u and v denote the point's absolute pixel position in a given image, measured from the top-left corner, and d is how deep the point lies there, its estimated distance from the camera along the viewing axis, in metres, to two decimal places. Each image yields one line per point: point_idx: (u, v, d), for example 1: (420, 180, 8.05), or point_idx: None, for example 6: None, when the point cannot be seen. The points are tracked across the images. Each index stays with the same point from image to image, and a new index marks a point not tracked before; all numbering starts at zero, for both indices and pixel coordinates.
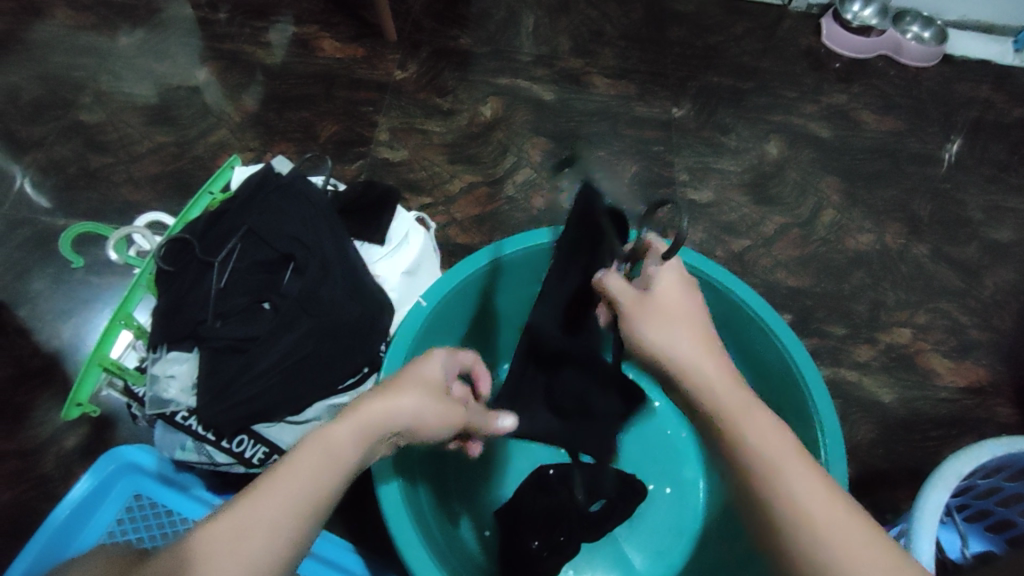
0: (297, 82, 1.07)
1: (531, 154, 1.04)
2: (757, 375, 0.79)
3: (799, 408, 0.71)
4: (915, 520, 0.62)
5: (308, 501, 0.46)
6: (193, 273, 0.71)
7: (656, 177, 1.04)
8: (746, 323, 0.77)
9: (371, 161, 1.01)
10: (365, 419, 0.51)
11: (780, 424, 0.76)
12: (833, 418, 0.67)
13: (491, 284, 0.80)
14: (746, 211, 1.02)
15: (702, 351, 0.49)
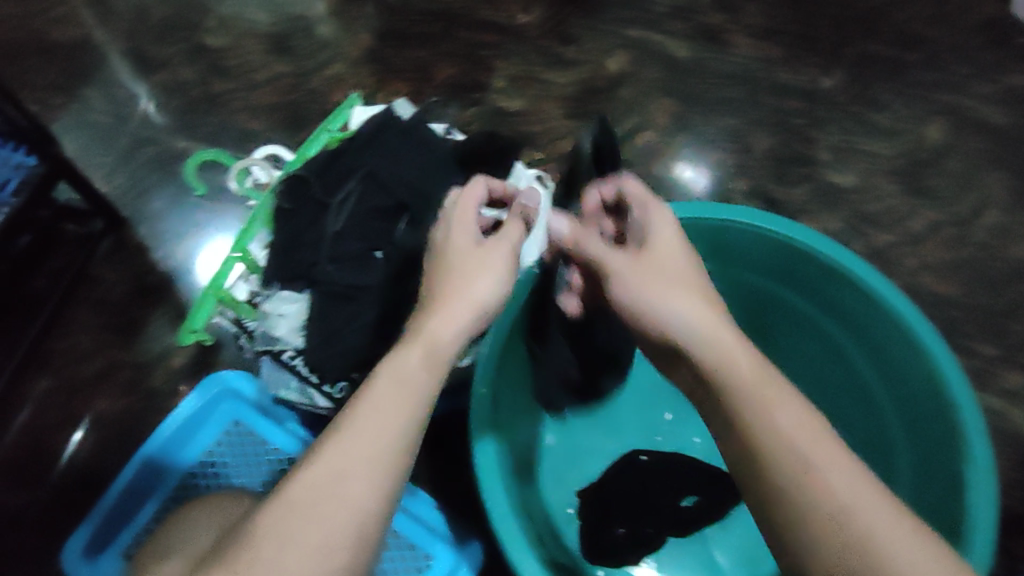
0: (416, 19, 1.03)
1: (657, 116, 0.97)
2: (891, 389, 0.68)
3: (940, 435, 0.61)
4: None
5: (391, 428, 0.45)
6: (309, 212, 0.68)
7: (792, 154, 0.94)
8: (888, 330, 0.66)
9: (488, 109, 0.96)
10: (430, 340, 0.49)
11: (915, 445, 0.65)
12: (987, 454, 0.57)
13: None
14: (892, 202, 0.91)
15: (777, 394, 0.46)
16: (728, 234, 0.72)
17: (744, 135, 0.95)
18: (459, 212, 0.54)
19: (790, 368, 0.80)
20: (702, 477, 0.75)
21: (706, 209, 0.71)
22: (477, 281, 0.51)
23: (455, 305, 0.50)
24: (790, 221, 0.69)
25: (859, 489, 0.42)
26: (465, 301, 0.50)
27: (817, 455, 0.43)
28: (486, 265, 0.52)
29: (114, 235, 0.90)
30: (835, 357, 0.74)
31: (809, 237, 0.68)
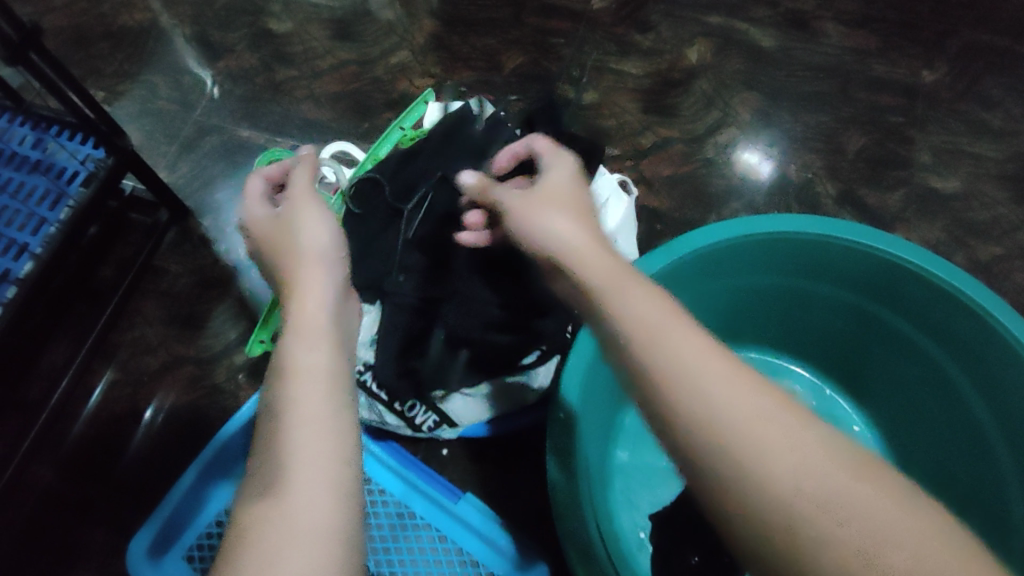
0: (484, 4, 0.98)
1: (739, 111, 0.90)
2: (1008, 426, 0.62)
3: None
4: None
5: (312, 411, 0.41)
6: (380, 218, 0.67)
7: (888, 155, 0.87)
8: (1006, 360, 0.60)
9: (558, 102, 0.92)
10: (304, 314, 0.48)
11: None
12: None
13: (686, 272, 0.68)
14: (1001, 211, 0.83)
15: (679, 340, 0.41)
16: (829, 251, 0.67)
17: (834, 134, 0.88)
18: (251, 214, 0.57)
19: (885, 393, 0.75)
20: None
21: (805, 223, 0.66)
22: (324, 251, 0.53)
23: (309, 276, 0.51)
24: (903, 240, 0.64)
25: (804, 465, 0.36)
26: (318, 271, 0.51)
27: (740, 415, 0.37)
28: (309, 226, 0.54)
29: (178, 226, 0.90)
30: (939, 387, 0.69)
31: (923, 258, 0.63)
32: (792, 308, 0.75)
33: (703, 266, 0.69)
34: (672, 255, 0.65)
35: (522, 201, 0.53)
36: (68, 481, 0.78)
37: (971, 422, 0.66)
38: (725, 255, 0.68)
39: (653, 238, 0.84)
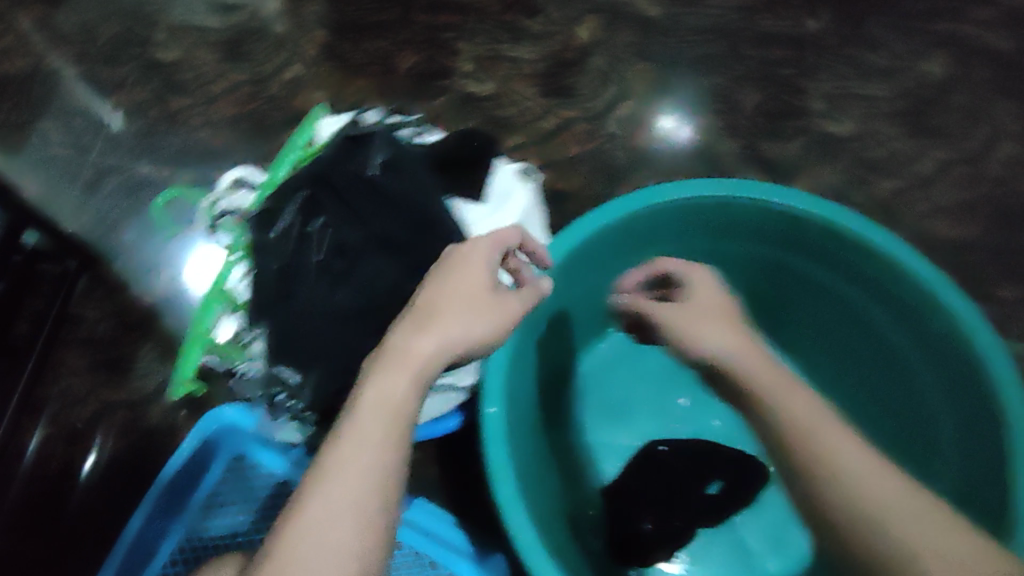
0: (372, 7, 0.97)
1: (635, 83, 0.91)
2: (925, 356, 0.64)
3: (976, 399, 0.59)
4: None
5: (351, 527, 0.47)
6: (292, 243, 0.65)
7: (783, 107, 0.89)
8: (910, 295, 0.63)
9: (456, 96, 0.92)
10: (381, 404, 0.51)
11: (956, 417, 0.61)
12: None
13: (596, 248, 0.67)
14: (896, 146, 0.86)
15: (821, 429, 0.54)
16: (733, 210, 0.67)
17: (730, 93, 0.90)
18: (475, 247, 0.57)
19: (813, 336, 0.77)
20: (726, 463, 0.73)
21: (705, 185, 0.66)
22: (451, 326, 0.54)
23: (423, 342, 0.54)
24: (808, 194, 0.65)
25: (883, 490, 0.50)
26: (435, 337, 0.54)
27: (856, 462, 0.51)
28: (476, 297, 0.56)
29: (90, 272, 0.88)
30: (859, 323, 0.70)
31: (823, 206, 0.64)
32: (711, 267, 0.76)
33: (616, 239, 0.68)
34: (589, 230, 0.65)
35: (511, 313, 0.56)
36: (12, 544, 0.77)
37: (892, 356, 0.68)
38: (634, 228, 0.67)
39: (567, 219, 0.85)
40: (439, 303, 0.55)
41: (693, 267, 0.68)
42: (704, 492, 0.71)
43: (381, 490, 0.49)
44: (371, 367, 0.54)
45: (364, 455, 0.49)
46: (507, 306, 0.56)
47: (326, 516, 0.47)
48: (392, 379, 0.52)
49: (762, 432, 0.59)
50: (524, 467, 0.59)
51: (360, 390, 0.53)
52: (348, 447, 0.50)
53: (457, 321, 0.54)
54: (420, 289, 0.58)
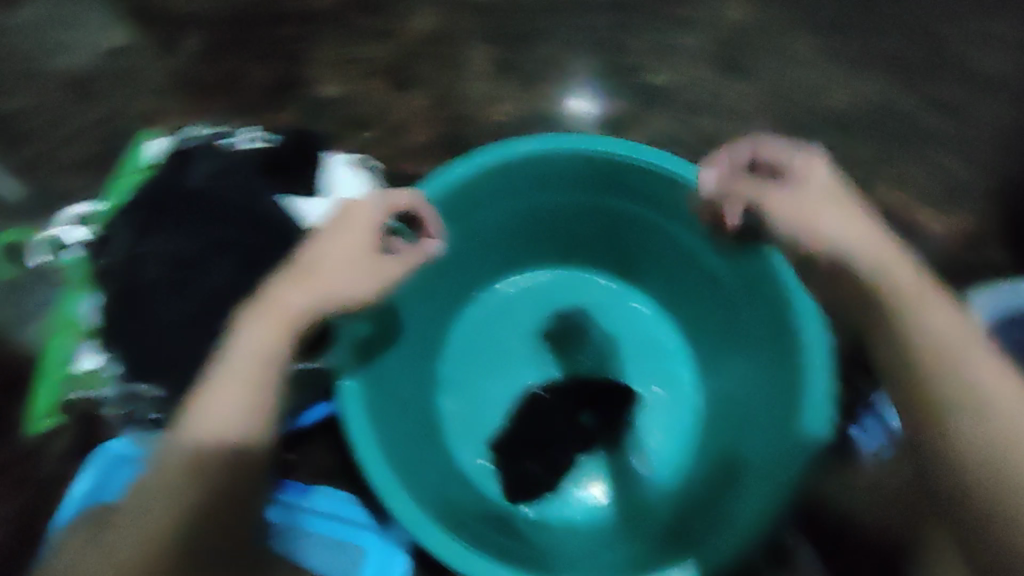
0: (220, 27, 1.00)
1: (476, 63, 0.99)
2: (733, 269, 0.71)
3: (771, 298, 0.67)
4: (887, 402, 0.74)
5: (188, 471, 0.54)
6: (124, 266, 0.69)
7: (610, 67, 0.99)
8: (714, 219, 0.69)
9: (310, 102, 0.97)
10: (265, 324, 0.59)
11: (768, 321, 0.68)
12: (819, 330, 0.63)
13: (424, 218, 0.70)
14: (709, 88, 0.97)
15: (960, 347, 0.50)
16: (555, 162, 0.72)
17: (563, 63, 1.00)
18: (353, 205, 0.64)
19: (653, 271, 0.81)
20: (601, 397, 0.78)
21: (519, 144, 0.70)
22: (320, 278, 0.61)
23: (286, 296, 0.60)
24: (627, 141, 0.71)
25: (948, 326, 0.51)
26: (301, 292, 0.60)
27: (929, 335, 0.51)
28: (341, 250, 0.62)
29: None
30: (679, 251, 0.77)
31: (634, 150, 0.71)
32: (551, 217, 0.80)
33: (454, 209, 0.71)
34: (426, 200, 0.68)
35: (373, 271, 0.63)
36: None
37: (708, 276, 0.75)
38: (467, 198, 0.71)
39: None
40: (327, 259, 0.62)
41: (811, 157, 0.62)
42: (582, 426, 0.76)
43: (247, 426, 0.57)
44: (252, 311, 0.60)
45: (221, 405, 0.56)
46: (383, 271, 0.63)
47: (211, 439, 0.55)
48: (263, 331, 0.59)
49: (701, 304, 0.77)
50: (388, 434, 0.64)
51: (234, 344, 0.58)
52: (214, 392, 0.57)
53: (320, 281, 0.60)
54: (313, 237, 0.64)
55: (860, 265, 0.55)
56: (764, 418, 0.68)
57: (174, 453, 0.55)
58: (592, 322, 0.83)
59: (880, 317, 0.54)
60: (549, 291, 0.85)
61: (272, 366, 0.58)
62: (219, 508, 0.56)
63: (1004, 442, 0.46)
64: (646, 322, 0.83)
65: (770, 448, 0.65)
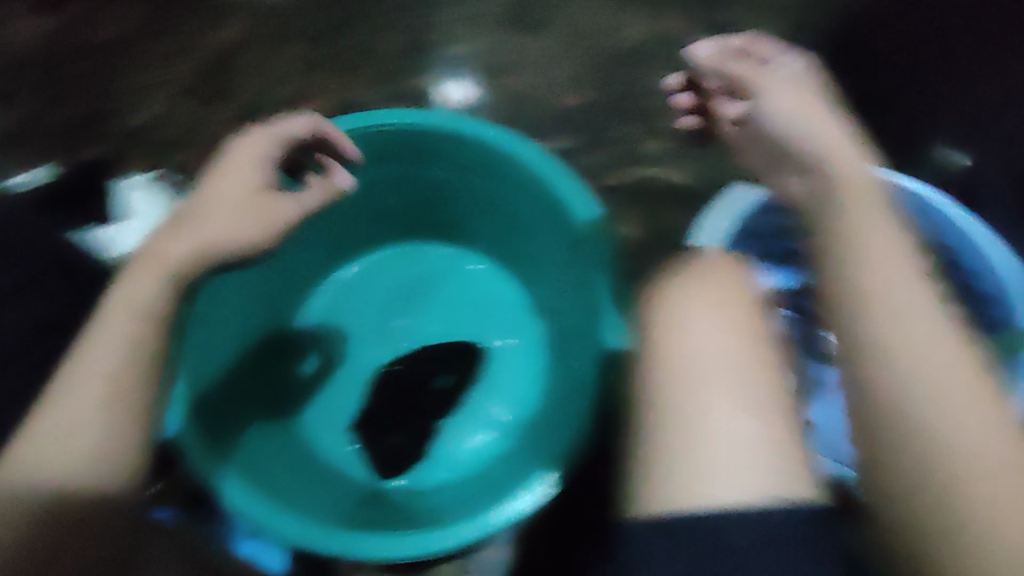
0: (10, 75, 0.93)
1: (284, 64, 0.97)
2: (540, 212, 0.75)
3: (570, 232, 0.71)
4: (698, 234, 0.71)
5: (73, 443, 0.50)
6: None
7: (414, 44, 1.00)
8: (513, 168, 0.73)
9: (121, 133, 0.94)
10: (162, 258, 0.56)
11: (570, 249, 0.72)
12: (612, 252, 0.66)
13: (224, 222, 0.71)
14: (512, 48, 1.00)
15: (897, 289, 0.49)
16: (367, 142, 0.74)
17: (367, 46, 0.99)
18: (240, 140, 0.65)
19: (483, 229, 0.86)
20: (451, 355, 0.84)
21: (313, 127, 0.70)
22: (224, 212, 0.60)
23: (178, 239, 0.57)
24: (420, 110, 0.72)
25: (897, 281, 0.50)
26: (200, 228, 0.58)
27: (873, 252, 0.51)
28: (241, 181, 0.62)
29: None
30: (496, 207, 0.81)
31: (416, 115, 0.73)
32: (377, 199, 0.82)
33: None
34: None
35: (283, 205, 0.64)
36: None
37: (523, 224, 0.79)
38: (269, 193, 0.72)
39: None
40: (219, 195, 0.61)
41: (787, 62, 0.68)
42: (437, 386, 0.81)
43: (107, 416, 0.51)
44: (133, 266, 0.57)
45: (87, 380, 0.52)
46: (277, 210, 0.63)
47: (72, 416, 0.51)
48: (139, 283, 0.55)
49: (529, 246, 0.81)
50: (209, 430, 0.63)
51: (108, 300, 0.55)
52: (92, 351, 0.53)
53: (225, 214, 0.60)
54: (213, 170, 0.64)
55: (838, 183, 0.56)
56: (583, 335, 0.72)
57: (29, 446, 0.50)
58: (436, 290, 0.87)
59: (817, 230, 0.55)
60: (393, 268, 0.89)
61: (152, 322, 0.54)
62: (75, 511, 0.49)
63: (909, 389, 0.46)
64: (486, 280, 0.88)
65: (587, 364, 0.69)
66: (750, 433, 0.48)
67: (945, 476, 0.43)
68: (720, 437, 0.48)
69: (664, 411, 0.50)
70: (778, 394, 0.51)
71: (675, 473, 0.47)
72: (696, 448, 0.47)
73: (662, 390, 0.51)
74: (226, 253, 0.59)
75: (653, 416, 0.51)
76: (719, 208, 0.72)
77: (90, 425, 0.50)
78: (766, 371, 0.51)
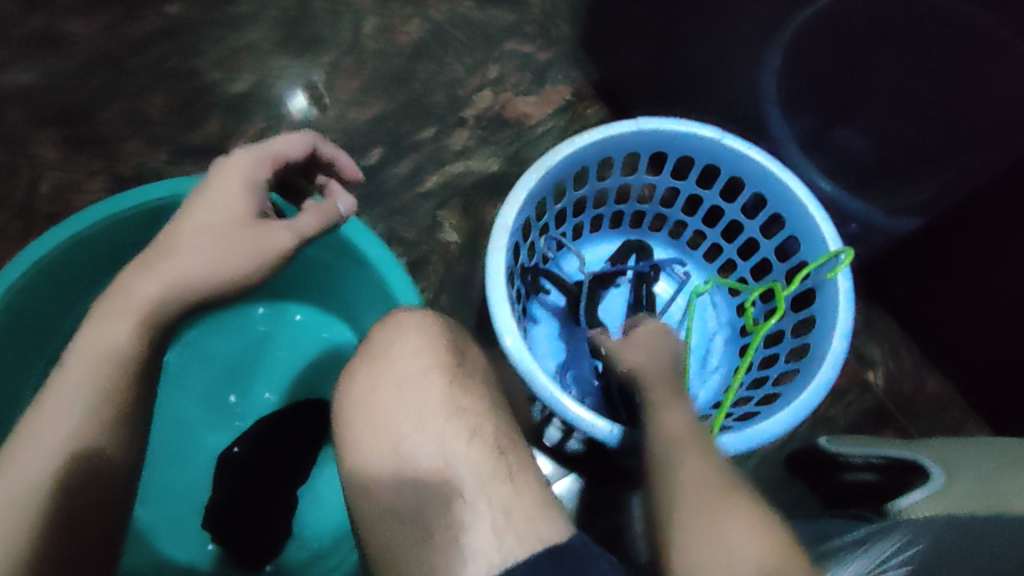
0: None
1: (43, 152, 0.88)
2: (343, 260, 0.75)
3: (377, 284, 0.73)
4: (493, 235, 0.69)
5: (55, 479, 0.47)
6: None
7: (187, 94, 0.91)
8: None
9: None
10: (131, 300, 0.52)
11: (380, 296, 0.74)
12: (412, 296, 0.69)
13: (13, 324, 0.70)
14: (289, 73, 0.91)
15: (693, 500, 0.45)
16: None
17: (134, 109, 0.90)
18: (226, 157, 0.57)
19: (295, 283, 0.82)
20: (298, 422, 0.77)
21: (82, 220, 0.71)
22: (200, 246, 0.53)
23: (146, 276, 0.52)
24: None
25: (695, 491, 0.46)
26: (161, 271, 0.52)
27: (669, 463, 0.48)
28: (225, 207, 0.55)
29: None
30: (298, 259, 0.78)
31: (185, 186, 0.74)
32: None
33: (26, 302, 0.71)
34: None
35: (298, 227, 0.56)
36: None
37: (331, 272, 0.78)
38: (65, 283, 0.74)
39: None
40: (192, 233, 0.54)
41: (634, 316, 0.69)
42: (286, 449, 0.76)
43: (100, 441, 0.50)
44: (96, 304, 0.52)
45: (65, 419, 0.49)
46: (273, 240, 0.55)
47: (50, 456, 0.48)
48: (110, 326, 0.51)
49: (342, 286, 0.79)
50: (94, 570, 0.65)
51: (74, 343, 0.51)
52: (69, 380, 0.50)
53: (200, 250, 0.53)
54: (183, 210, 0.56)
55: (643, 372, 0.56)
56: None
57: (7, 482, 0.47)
58: (265, 355, 0.82)
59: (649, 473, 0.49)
60: (213, 338, 0.82)
61: (119, 368, 0.51)
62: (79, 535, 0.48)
63: None
64: (314, 326, 0.83)
65: None
66: (462, 514, 0.45)
67: (716, 553, 0.43)
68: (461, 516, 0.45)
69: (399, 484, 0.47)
70: (489, 459, 0.47)
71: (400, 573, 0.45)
72: (426, 539, 0.45)
73: (368, 485, 0.48)
74: (186, 296, 0.53)
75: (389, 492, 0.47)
76: (503, 206, 0.70)
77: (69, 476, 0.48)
78: (472, 437, 0.48)
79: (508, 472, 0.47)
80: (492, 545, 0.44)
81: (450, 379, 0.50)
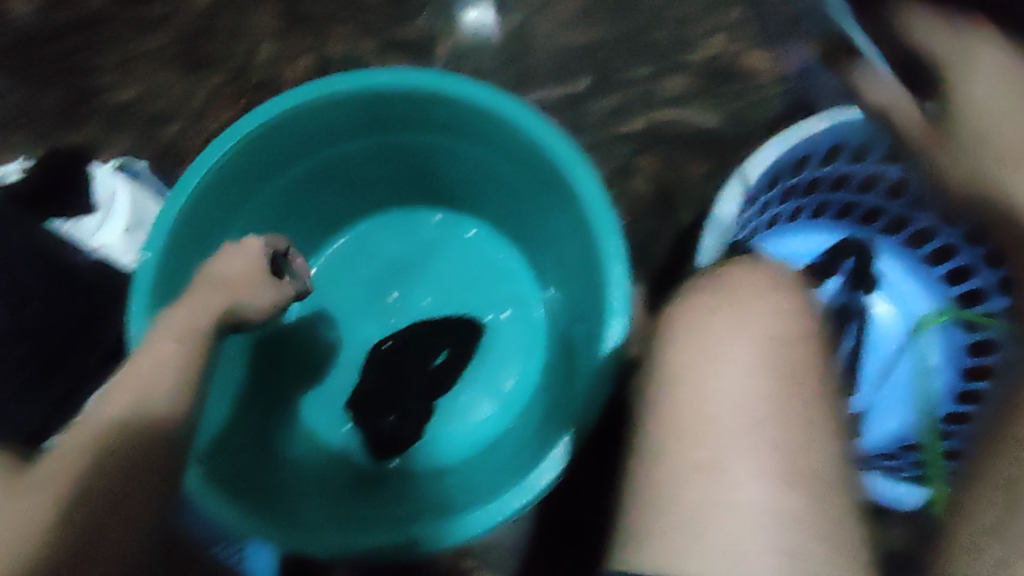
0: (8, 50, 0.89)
1: (265, 24, 0.90)
2: (536, 177, 0.70)
3: (577, 215, 0.65)
4: (710, 219, 0.70)
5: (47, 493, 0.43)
6: None
7: None
8: (504, 134, 0.67)
9: (111, 111, 0.90)
10: (170, 329, 0.55)
11: (579, 234, 0.66)
12: (618, 249, 0.61)
13: (216, 201, 0.67)
14: None
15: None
16: (341, 108, 0.68)
17: None
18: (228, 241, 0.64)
19: (476, 197, 0.80)
20: (446, 333, 0.78)
21: (311, 89, 0.65)
22: (201, 304, 0.58)
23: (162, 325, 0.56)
24: (395, 71, 0.66)
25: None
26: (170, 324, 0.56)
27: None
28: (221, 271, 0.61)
29: None
30: (485, 169, 0.75)
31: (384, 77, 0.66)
32: (356, 170, 0.77)
33: (231, 182, 0.67)
34: (200, 172, 0.63)
35: (259, 303, 0.61)
36: None
37: (519, 187, 0.74)
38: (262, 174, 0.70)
39: None
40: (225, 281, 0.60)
41: None
42: (430, 365, 0.77)
43: (154, 399, 0.50)
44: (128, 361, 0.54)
45: (98, 419, 0.47)
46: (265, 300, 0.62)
47: (96, 423, 0.47)
48: (157, 342, 0.54)
49: (528, 208, 0.75)
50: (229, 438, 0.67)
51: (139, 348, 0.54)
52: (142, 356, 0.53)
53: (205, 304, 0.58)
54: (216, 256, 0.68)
55: None
56: (586, 322, 0.67)
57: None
58: (431, 264, 0.82)
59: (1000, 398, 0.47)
60: (384, 237, 0.83)
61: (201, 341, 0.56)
62: (130, 486, 0.45)
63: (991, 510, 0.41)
64: (482, 247, 0.82)
65: (586, 360, 0.65)
66: (770, 496, 0.45)
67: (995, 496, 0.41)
68: (745, 503, 0.45)
69: (688, 441, 0.48)
70: (808, 473, 0.46)
71: (700, 540, 0.44)
72: (705, 492, 0.46)
73: (676, 445, 0.49)
74: (194, 337, 0.56)
75: (671, 444, 0.49)
76: (721, 194, 0.71)
77: (58, 494, 0.43)
78: (803, 424, 0.48)
79: (817, 481, 0.46)
80: (766, 542, 0.44)
81: (788, 356, 0.50)
